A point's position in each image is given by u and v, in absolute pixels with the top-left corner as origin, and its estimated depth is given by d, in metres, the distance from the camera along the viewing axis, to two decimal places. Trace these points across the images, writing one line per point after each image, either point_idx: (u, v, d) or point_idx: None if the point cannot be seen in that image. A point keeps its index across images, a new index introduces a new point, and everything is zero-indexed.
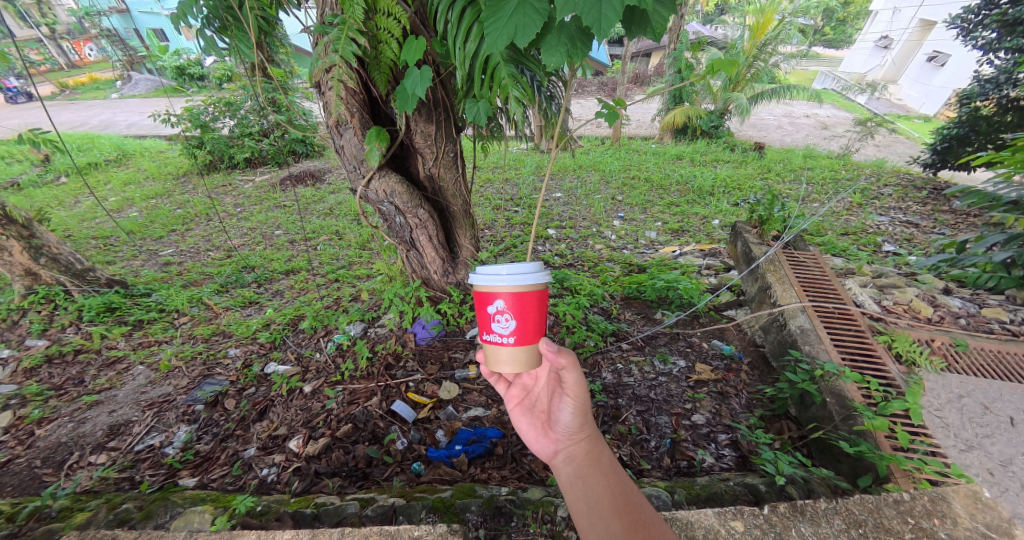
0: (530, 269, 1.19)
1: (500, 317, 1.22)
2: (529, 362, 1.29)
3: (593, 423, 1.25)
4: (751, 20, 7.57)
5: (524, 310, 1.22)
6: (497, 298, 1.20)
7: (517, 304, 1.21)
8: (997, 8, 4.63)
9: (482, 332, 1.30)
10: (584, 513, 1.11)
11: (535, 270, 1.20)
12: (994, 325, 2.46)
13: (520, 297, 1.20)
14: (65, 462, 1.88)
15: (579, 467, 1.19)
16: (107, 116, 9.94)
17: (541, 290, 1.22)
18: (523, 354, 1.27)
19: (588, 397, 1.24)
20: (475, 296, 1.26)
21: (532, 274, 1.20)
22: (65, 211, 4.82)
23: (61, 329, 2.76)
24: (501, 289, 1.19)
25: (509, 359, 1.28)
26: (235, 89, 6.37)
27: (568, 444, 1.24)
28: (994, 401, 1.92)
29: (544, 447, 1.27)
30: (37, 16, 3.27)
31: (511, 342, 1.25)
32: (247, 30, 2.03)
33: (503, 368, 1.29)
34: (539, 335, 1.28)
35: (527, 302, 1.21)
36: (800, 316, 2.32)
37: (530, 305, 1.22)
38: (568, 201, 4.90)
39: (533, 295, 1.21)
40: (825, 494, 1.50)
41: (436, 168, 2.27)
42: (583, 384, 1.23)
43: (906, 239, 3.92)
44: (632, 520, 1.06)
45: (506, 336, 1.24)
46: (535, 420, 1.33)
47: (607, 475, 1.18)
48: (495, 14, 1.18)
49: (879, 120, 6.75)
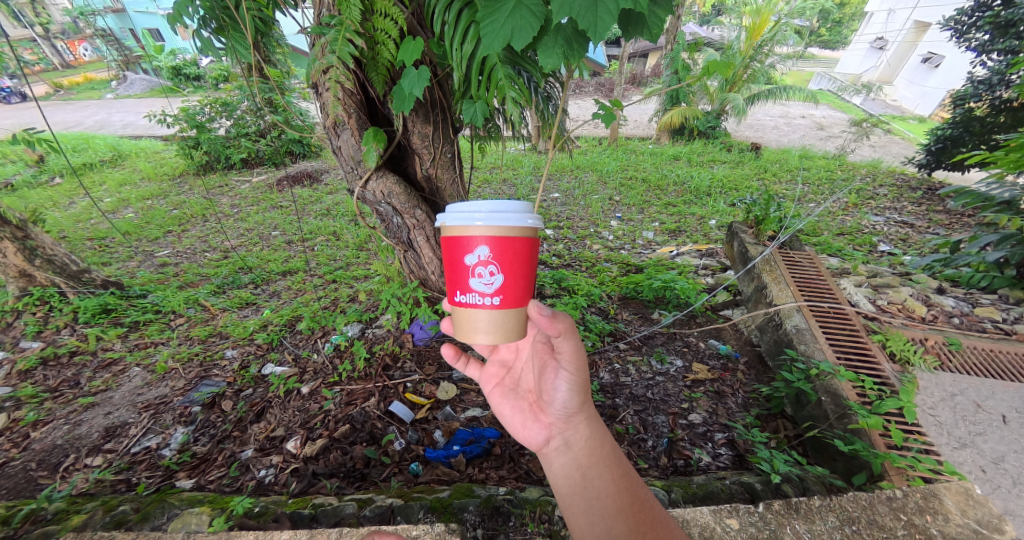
0: (517, 208, 1.07)
1: (482, 269, 1.10)
2: (511, 331, 1.18)
3: (589, 405, 1.24)
4: (747, 21, 7.61)
5: (511, 262, 1.10)
6: (478, 242, 1.08)
7: (500, 253, 1.09)
8: (990, 11, 4.65)
9: (457, 290, 1.17)
10: (583, 510, 1.14)
11: (522, 212, 1.08)
12: (987, 324, 2.48)
13: (506, 242, 1.08)
14: (60, 465, 1.87)
15: (576, 457, 1.20)
16: (102, 116, 9.89)
17: (532, 237, 1.11)
18: (507, 318, 1.17)
19: (587, 372, 1.20)
20: (451, 244, 1.12)
21: (518, 216, 1.07)
22: (61, 212, 4.81)
23: (56, 331, 2.75)
24: (481, 231, 1.07)
25: (491, 323, 1.16)
26: (231, 89, 6.35)
27: (562, 429, 1.24)
28: (986, 399, 1.95)
29: (536, 434, 1.27)
30: (31, 16, 3.38)
31: (494, 300, 1.13)
32: (244, 31, 2.03)
33: (480, 335, 1.17)
34: (524, 295, 1.16)
35: (512, 250, 1.09)
36: (796, 316, 2.33)
37: (516, 255, 1.10)
38: (566, 201, 4.91)
39: (521, 242, 1.09)
40: (820, 493, 1.52)
41: (433, 168, 2.27)
42: (581, 353, 1.18)
43: (901, 239, 3.96)
44: (636, 518, 1.08)
45: (488, 294, 1.12)
46: (522, 403, 1.32)
47: (608, 463, 1.19)
48: (491, 17, 1.19)
49: (875, 120, 6.80)
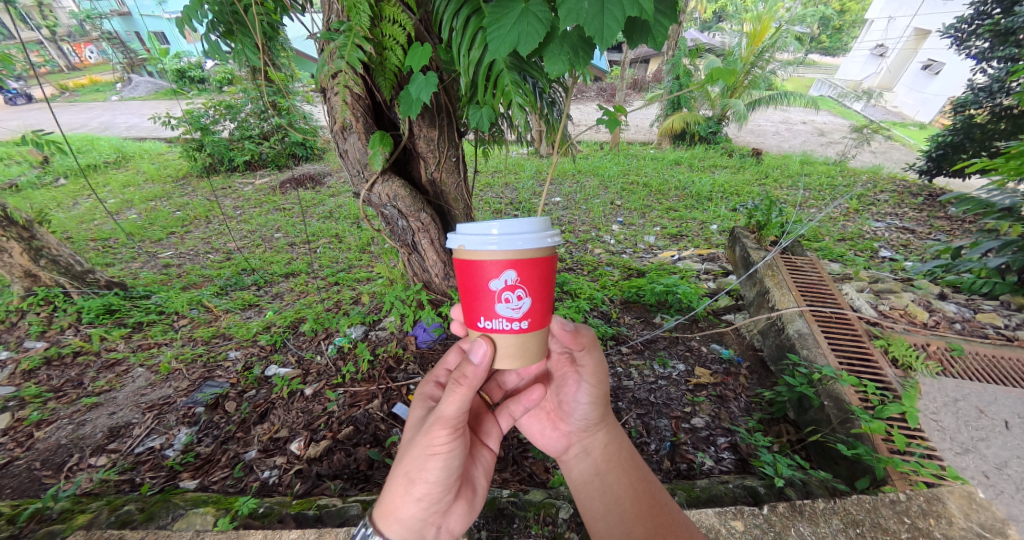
0: (537, 232, 1.08)
1: (509, 294, 1.10)
2: (531, 355, 1.20)
3: (606, 416, 1.32)
4: (749, 28, 7.67)
5: (535, 283, 1.11)
6: (497, 267, 1.07)
7: (526, 277, 1.09)
8: (990, 18, 4.69)
9: (480, 316, 1.15)
10: (603, 515, 1.22)
11: (544, 234, 1.09)
12: (989, 330, 2.49)
13: (529, 265, 1.08)
14: (64, 465, 1.87)
15: (595, 463, 1.28)
16: (107, 118, 9.96)
17: (552, 255, 1.12)
18: (531, 339, 1.18)
19: (607, 385, 1.29)
20: (475, 270, 1.10)
21: (541, 239, 1.08)
22: (65, 213, 4.83)
23: (61, 331, 2.76)
24: (506, 256, 1.06)
25: (517, 346, 1.17)
26: (235, 92, 6.39)
27: (580, 439, 1.32)
28: (989, 405, 1.95)
29: (555, 441, 1.36)
30: (38, 19, 3.40)
31: (524, 321, 1.14)
32: (252, 35, 2.05)
33: (503, 359, 1.18)
34: (548, 315, 1.18)
35: (537, 273, 1.10)
36: (799, 321, 2.34)
37: (540, 277, 1.11)
38: (568, 205, 4.93)
39: (542, 261, 1.10)
40: (824, 496, 1.53)
41: (438, 172, 2.29)
42: (602, 367, 1.27)
43: (903, 245, 3.97)
44: (655, 523, 1.16)
45: (516, 319, 1.12)
46: (540, 412, 1.40)
47: (626, 469, 1.28)
48: (498, 24, 1.21)
49: (876, 127, 6.83)
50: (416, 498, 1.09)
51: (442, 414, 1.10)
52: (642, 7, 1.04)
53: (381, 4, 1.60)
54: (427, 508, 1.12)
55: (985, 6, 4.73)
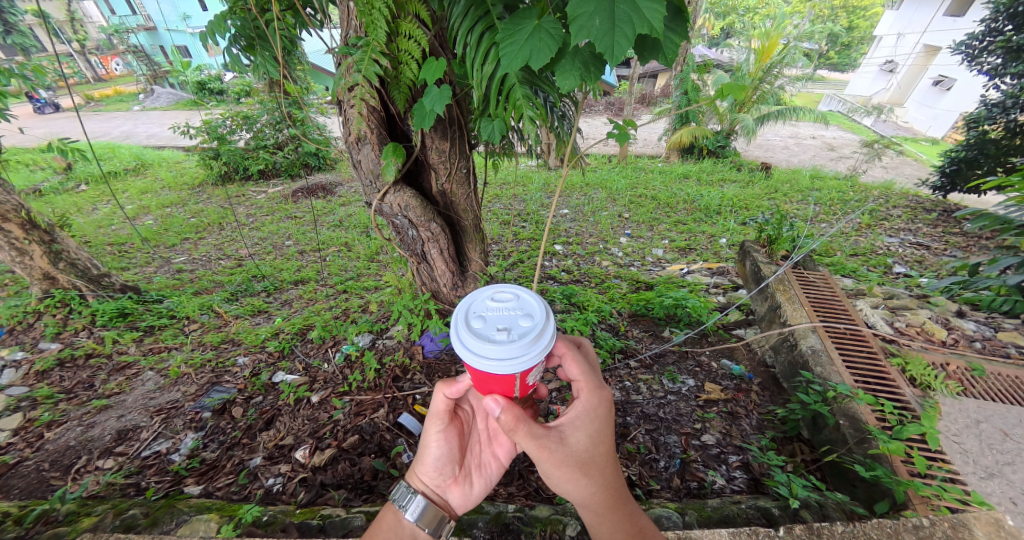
0: (477, 347, 1.03)
1: None
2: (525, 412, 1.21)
3: (583, 493, 1.20)
4: (757, 44, 7.71)
5: (478, 378, 1.10)
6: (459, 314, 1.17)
7: (472, 371, 1.10)
8: (1002, 35, 4.59)
9: None
10: None
11: (490, 351, 1.02)
12: (1011, 350, 2.44)
13: (471, 368, 1.08)
14: (72, 466, 1.88)
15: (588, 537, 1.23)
16: (129, 128, 10.22)
17: (468, 365, 1.05)
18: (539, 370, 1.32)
19: (563, 469, 1.18)
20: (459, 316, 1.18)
21: (482, 351, 1.03)
22: (84, 218, 4.94)
23: (75, 333, 2.80)
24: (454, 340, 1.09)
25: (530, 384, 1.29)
26: (252, 103, 6.54)
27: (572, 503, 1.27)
28: (1014, 427, 1.89)
29: None
30: (69, 33, 3.54)
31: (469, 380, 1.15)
32: (270, 49, 2.09)
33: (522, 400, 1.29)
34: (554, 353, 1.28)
35: (481, 377, 1.08)
36: (812, 337, 2.29)
37: (484, 379, 1.09)
38: (576, 217, 4.95)
39: (480, 373, 1.07)
40: (842, 519, 1.48)
41: (449, 184, 2.30)
42: (543, 451, 1.16)
43: (917, 262, 3.90)
44: None
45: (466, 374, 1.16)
46: None
47: None
48: (511, 39, 1.24)
49: (887, 142, 6.81)
50: (427, 472, 1.30)
51: (428, 412, 1.29)
52: (653, 26, 1.05)
53: (397, 20, 1.64)
54: (449, 492, 1.32)
55: (997, 23, 4.62)
